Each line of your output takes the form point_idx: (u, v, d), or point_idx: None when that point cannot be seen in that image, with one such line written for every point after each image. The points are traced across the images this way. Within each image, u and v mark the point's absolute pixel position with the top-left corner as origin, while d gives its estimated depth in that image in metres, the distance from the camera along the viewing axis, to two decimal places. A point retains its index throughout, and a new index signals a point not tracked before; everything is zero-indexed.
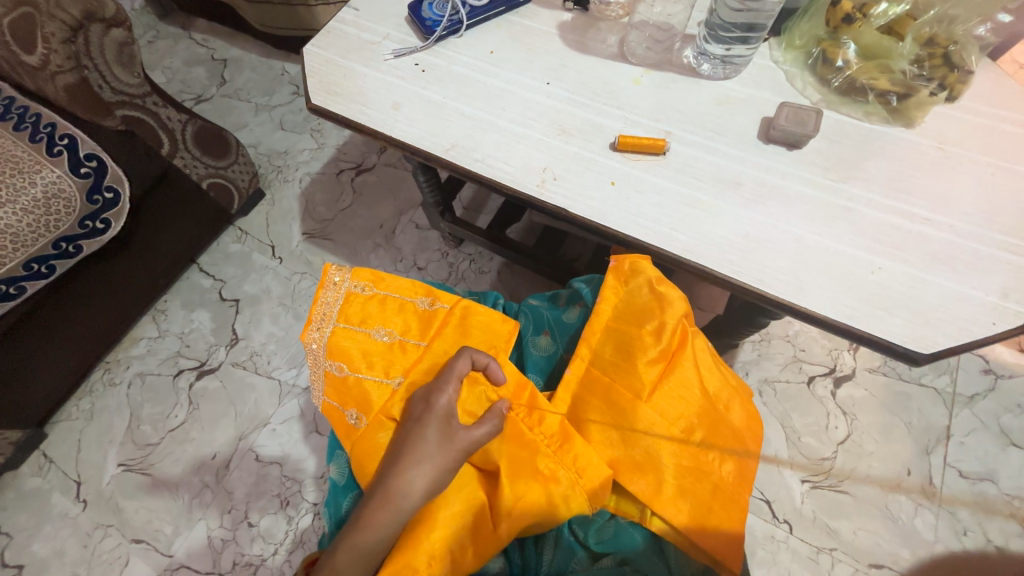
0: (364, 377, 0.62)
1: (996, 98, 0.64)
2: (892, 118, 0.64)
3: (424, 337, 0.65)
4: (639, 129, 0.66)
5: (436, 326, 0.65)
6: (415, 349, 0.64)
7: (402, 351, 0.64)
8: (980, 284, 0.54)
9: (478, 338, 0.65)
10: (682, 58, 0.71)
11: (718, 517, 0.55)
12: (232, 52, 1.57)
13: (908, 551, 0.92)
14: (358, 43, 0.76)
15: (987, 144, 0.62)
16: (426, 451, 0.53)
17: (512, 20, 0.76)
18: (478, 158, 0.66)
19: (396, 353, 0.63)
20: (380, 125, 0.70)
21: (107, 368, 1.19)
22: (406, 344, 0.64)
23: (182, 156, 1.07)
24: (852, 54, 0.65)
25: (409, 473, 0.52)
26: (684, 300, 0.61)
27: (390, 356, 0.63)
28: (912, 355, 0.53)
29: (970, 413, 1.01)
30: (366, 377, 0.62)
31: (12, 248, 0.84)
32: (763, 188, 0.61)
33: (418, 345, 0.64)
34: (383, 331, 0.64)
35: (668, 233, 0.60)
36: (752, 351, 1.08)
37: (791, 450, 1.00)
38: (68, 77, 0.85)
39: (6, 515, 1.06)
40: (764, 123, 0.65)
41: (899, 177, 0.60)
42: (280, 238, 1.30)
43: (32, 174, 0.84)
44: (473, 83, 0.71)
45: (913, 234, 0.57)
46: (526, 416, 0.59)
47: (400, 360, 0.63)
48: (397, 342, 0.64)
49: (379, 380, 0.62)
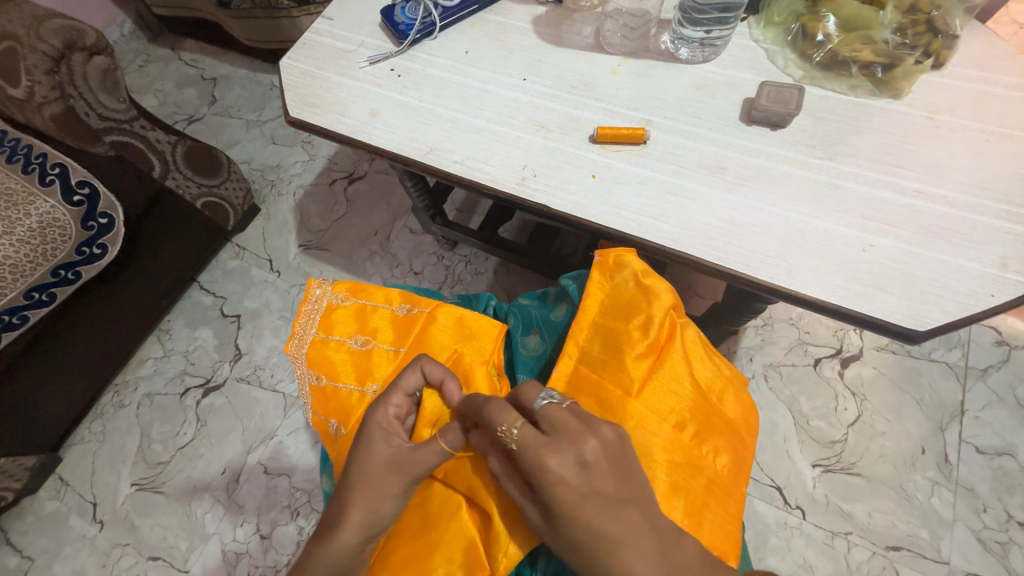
0: (342, 386, 0.63)
1: (986, 61, 0.62)
2: (878, 89, 0.62)
3: (401, 343, 0.65)
4: (618, 119, 0.65)
5: (414, 331, 0.65)
6: (392, 355, 0.64)
7: (379, 358, 0.64)
8: (977, 255, 0.53)
9: (457, 341, 0.63)
10: (660, 44, 0.69)
11: (715, 513, 0.53)
12: (221, 70, 1.58)
13: (927, 531, 0.90)
14: (333, 53, 0.76)
15: (978, 109, 0.60)
16: (367, 474, 0.52)
17: (486, 18, 0.75)
18: (457, 160, 0.66)
19: (372, 361, 0.63)
20: (359, 133, 0.69)
21: (116, 390, 1.21)
22: (383, 352, 0.64)
23: (174, 177, 1.08)
24: (833, 27, 0.64)
25: (355, 501, 0.51)
26: (672, 292, 0.60)
27: (367, 364, 0.63)
28: (908, 333, 0.51)
29: (984, 387, 0.98)
30: (344, 386, 0.63)
31: (12, 278, 0.85)
32: (747, 171, 0.60)
33: (396, 353, 0.64)
34: (360, 340, 0.65)
35: (651, 223, 0.59)
36: (756, 337, 1.06)
37: (800, 434, 0.98)
38: (54, 107, 0.86)
39: (28, 539, 1.08)
40: (746, 104, 0.64)
41: (888, 150, 0.59)
42: (277, 252, 1.31)
43: (27, 205, 0.86)
44: (449, 84, 0.71)
45: (904, 208, 0.56)
46: None
47: (376, 368, 0.63)
48: (373, 350, 0.64)
49: (357, 388, 0.63)
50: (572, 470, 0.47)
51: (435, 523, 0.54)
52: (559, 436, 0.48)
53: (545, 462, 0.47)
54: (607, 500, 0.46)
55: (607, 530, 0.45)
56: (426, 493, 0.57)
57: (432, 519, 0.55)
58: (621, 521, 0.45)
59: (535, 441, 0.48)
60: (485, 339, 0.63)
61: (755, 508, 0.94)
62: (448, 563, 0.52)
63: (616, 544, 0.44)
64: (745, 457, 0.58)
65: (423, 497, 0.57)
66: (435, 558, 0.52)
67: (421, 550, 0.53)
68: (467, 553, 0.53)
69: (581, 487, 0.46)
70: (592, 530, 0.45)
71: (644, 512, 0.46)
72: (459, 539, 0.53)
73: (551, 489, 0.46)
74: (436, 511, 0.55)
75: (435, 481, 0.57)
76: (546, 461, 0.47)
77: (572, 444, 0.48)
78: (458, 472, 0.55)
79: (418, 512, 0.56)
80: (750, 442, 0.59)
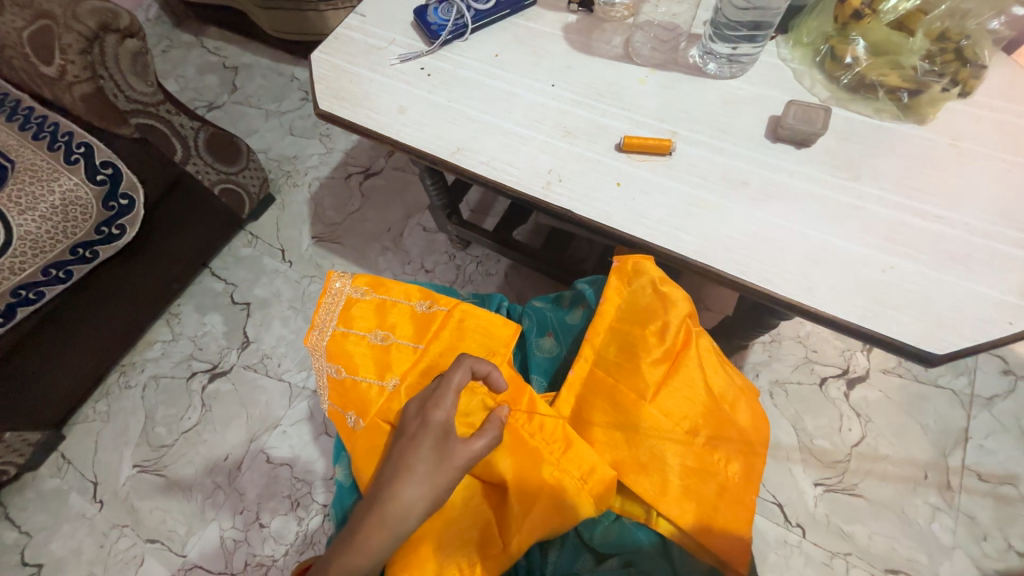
0: (360, 379, 0.63)
1: (1011, 92, 0.63)
2: (903, 114, 0.63)
3: (420, 340, 0.65)
4: (644, 130, 0.66)
5: (433, 328, 0.65)
6: (412, 350, 0.64)
7: (397, 353, 0.64)
8: (996, 283, 0.53)
9: (476, 342, 0.65)
10: (688, 58, 0.70)
11: (725, 519, 0.54)
12: (244, 59, 1.60)
13: (926, 556, 0.90)
14: (364, 49, 0.77)
15: (1002, 139, 0.60)
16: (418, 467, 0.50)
17: (517, 23, 0.76)
18: (483, 160, 0.67)
19: (392, 355, 0.64)
20: (387, 129, 0.70)
21: (123, 371, 1.21)
22: (401, 346, 0.65)
23: (195, 163, 1.09)
24: (861, 50, 0.65)
25: (402, 494, 0.49)
26: (688, 299, 0.60)
27: (386, 358, 0.64)
28: (925, 355, 0.51)
29: (989, 415, 0.99)
30: (363, 380, 0.63)
31: (32, 254, 0.86)
32: (771, 187, 0.60)
33: (415, 348, 0.65)
34: (379, 334, 0.65)
35: (674, 233, 0.59)
36: (763, 352, 1.07)
37: (803, 452, 0.99)
38: (85, 86, 0.88)
39: (26, 515, 1.09)
40: (771, 121, 0.65)
41: (911, 174, 0.59)
42: (290, 242, 1.32)
43: (51, 182, 0.87)
44: (478, 86, 0.72)
45: (925, 232, 0.56)
46: (526, 423, 0.58)
47: (395, 362, 0.64)
48: (392, 344, 0.65)
49: (376, 382, 0.63)
50: None
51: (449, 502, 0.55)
52: None
53: None
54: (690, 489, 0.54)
55: None
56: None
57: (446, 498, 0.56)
58: None
59: None
60: (500, 343, 0.65)
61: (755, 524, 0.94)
62: (461, 542, 0.53)
63: None
64: (758, 467, 0.58)
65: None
66: (451, 530, 0.54)
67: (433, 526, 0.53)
68: (482, 531, 0.54)
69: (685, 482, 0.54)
70: None
71: None
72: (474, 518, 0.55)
73: None
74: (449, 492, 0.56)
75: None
76: None
77: None
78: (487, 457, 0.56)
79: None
80: (764, 453, 0.58)
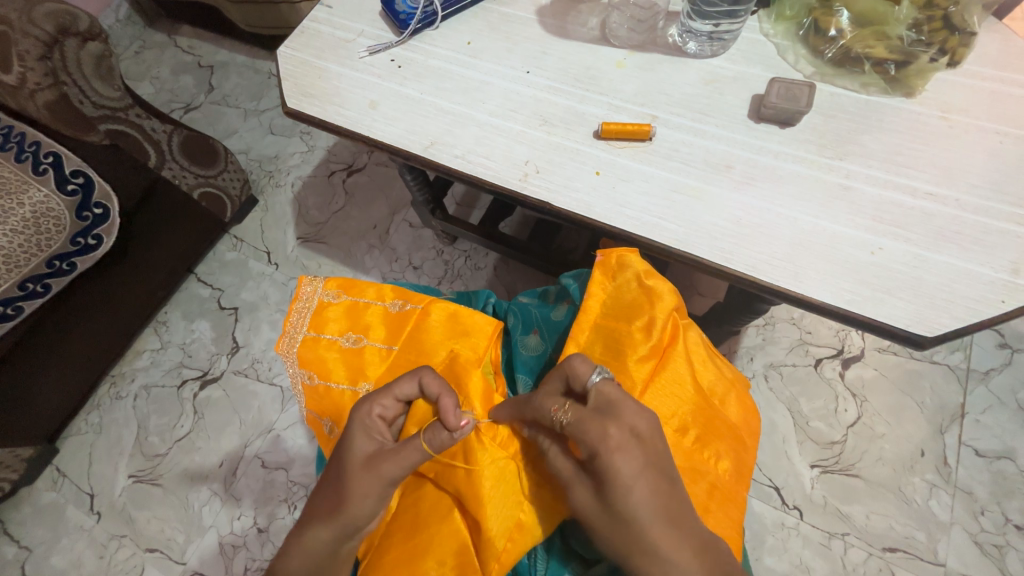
0: (334, 385, 0.62)
1: (1002, 59, 0.60)
2: (890, 87, 0.60)
3: (393, 341, 0.64)
4: (623, 115, 0.63)
5: (406, 329, 0.64)
6: (385, 352, 0.63)
7: (371, 356, 0.63)
8: (988, 260, 0.52)
9: (452, 338, 0.63)
10: (667, 37, 0.68)
11: (716, 518, 0.53)
12: (219, 57, 1.56)
13: (924, 533, 0.90)
14: (332, 42, 0.74)
15: (993, 109, 0.58)
16: (344, 474, 0.51)
17: (490, 8, 0.73)
18: (458, 154, 0.64)
19: (364, 359, 0.63)
20: (358, 126, 0.68)
21: (113, 382, 1.20)
22: (375, 348, 0.63)
23: (170, 167, 1.06)
24: (846, 22, 0.62)
25: (331, 503, 0.51)
26: (675, 293, 0.58)
27: (359, 362, 0.63)
28: (916, 339, 0.50)
29: (985, 390, 0.98)
30: (337, 385, 0.62)
31: (6, 269, 0.84)
32: (755, 170, 0.58)
33: (389, 350, 0.63)
34: (352, 337, 0.64)
35: (656, 222, 0.57)
36: (757, 336, 1.06)
37: (799, 435, 0.98)
38: (48, 94, 0.84)
39: (25, 529, 1.08)
40: (755, 101, 0.62)
41: (898, 150, 0.57)
42: (275, 245, 1.30)
43: (20, 195, 0.84)
44: (450, 76, 0.69)
45: (914, 210, 0.54)
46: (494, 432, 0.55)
47: (370, 366, 0.63)
48: (365, 347, 0.63)
49: (349, 387, 0.62)
50: (631, 452, 0.44)
51: (426, 525, 0.54)
52: (615, 411, 0.46)
53: (599, 431, 0.45)
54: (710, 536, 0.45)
55: (650, 509, 0.43)
56: (418, 493, 0.56)
57: (422, 520, 0.54)
58: (663, 503, 0.43)
59: (592, 413, 0.46)
60: (479, 336, 0.62)
61: (754, 509, 0.94)
62: (439, 565, 0.53)
63: (656, 527, 0.42)
64: (747, 461, 0.57)
65: (414, 498, 0.57)
66: (427, 559, 0.53)
67: (411, 552, 0.53)
68: (459, 557, 0.53)
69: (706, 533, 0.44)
70: (639, 510, 0.43)
71: (683, 503, 0.44)
72: (451, 542, 0.53)
73: (604, 459, 0.44)
74: (427, 513, 0.55)
75: (427, 482, 0.57)
76: (607, 430, 0.45)
77: (616, 433, 0.44)
78: (448, 474, 0.54)
79: (408, 513, 0.56)
80: (752, 446, 0.58)
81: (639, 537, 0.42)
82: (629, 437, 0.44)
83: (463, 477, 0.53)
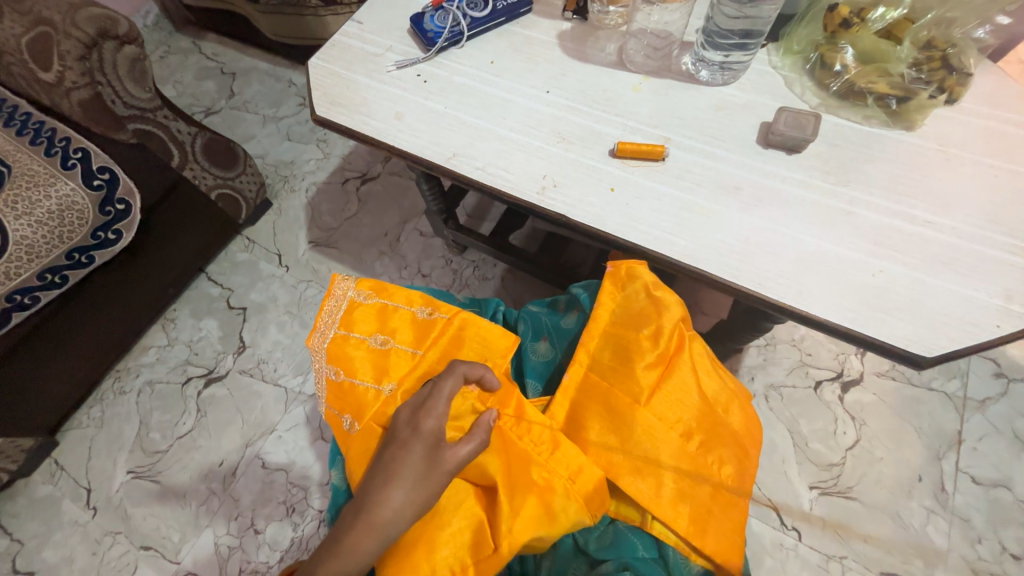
0: (358, 382, 0.63)
1: (997, 98, 0.64)
2: (892, 120, 0.64)
3: (419, 346, 0.65)
4: (638, 136, 0.66)
5: (433, 335, 0.65)
6: (411, 356, 0.64)
7: (397, 358, 0.64)
8: (984, 287, 0.54)
9: (475, 348, 0.65)
10: (681, 65, 0.71)
11: (717, 520, 0.55)
12: (242, 65, 1.61)
13: (921, 560, 0.90)
14: (361, 55, 0.77)
15: (988, 145, 0.61)
16: (410, 468, 0.51)
17: (513, 31, 0.77)
18: (478, 166, 0.67)
19: (390, 360, 0.64)
20: (383, 135, 0.71)
21: (118, 376, 1.20)
22: (400, 351, 0.65)
23: (192, 168, 1.09)
24: (850, 58, 0.66)
25: (391, 495, 0.50)
26: (682, 304, 0.60)
27: (384, 363, 0.64)
28: (912, 358, 0.52)
29: (982, 418, 0.99)
30: (361, 383, 0.63)
31: (27, 259, 0.87)
32: (762, 192, 0.61)
33: (413, 354, 0.65)
34: (379, 338, 0.65)
35: (667, 238, 0.60)
36: (758, 356, 1.07)
37: (799, 456, 0.99)
38: (83, 92, 0.88)
39: (18, 522, 1.08)
40: (763, 127, 0.65)
41: (899, 179, 0.60)
42: (287, 247, 1.32)
43: (47, 187, 0.87)
44: (474, 93, 0.72)
45: (914, 236, 0.57)
46: (515, 425, 0.58)
47: (394, 367, 0.64)
48: (391, 348, 0.65)
49: (373, 386, 0.63)
50: None
51: (442, 506, 0.54)
52: None
53: None
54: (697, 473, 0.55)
55: None
56: None
57: (439, 501, 0.55)
58: None
59: None
60: (501, 349, 0.65)
61: (752, 528, 0.94)
62: (456, 545, 0.52)
63: None
64: (749, 469, 0.59)
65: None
66: (443, 539, 0.52)
67: (427, 533, 0.52)
68: (475, 535, 0.53)
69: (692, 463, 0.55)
70: None
71: None
72: (468, 522, 0.53)
73: None
74: (442, 494, 0.55)
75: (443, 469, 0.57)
76: None
77: None
78: (467, 456, 0.56)
79: None
80: (754, 454, 0.59)
81: None
82: None
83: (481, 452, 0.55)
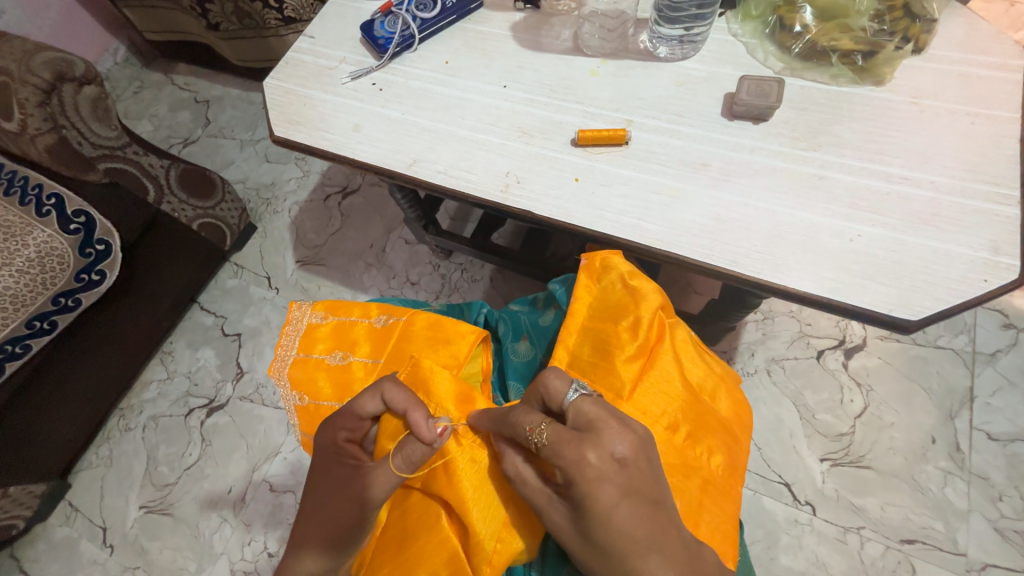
0: (323, 403, 0.63)
1: (969, 41, 0.61)
2: (860, 77, 0.61)
3: (379, 355, 0.64)
4: (599, 121, 0.65)
5: (391, 341, 0.64)
6: (371, 366, 0.64)
7: (358, 370, 0.64)
8: (968, 240, 0.52)
9: (433, 347, 0.62)
10: (638, 44, 0.69)
11: (710, 514, 0.52)
12: (215, 91, 1.60)
13: (942, 523, 0.88)
14: (316, 70, 0.76)
15: (963, 92, 0.59)
16: (326, 498, 0.53)
17: (465, 28, 0.76)
18: (440, 169, 0.66)
19: (351, 375, 0.63)
20: (343, 149, 0.70)
21: (122, 414, 1.22)
22: (358, 364, 0.64)
23: (170, 202, 1.09)
24: (810, 17, 0.64)
25: (309, 525, 0.53)
26: (660, 292, 0.58)
27: (346, 379, 0.63)
28: (899, 323, 0.50)
29: (993, 372, 0.97)
30: (326, 403, 0.63)
31: (13, 309, 0.87)
32: (731, 166, 0.59)
33: (374, 363, 0.64)
34: (338, 355, 0.65)
35: (635, 223, 0.58)
36: (757, 331, 1.05)
37: (806, 428, 0.97)
38: (48, 138, 0.86)
39: (39, 566, 1.09)
40: (727, 99, 0.63)
41: (872, 137, 0.58)
42: (274, 269, 1.32)
43: (24, 236, 0.86)
44: (430, 95, 0.71)
45: (892, 195, 0.55)
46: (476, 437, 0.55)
47: (356, 382, 0.63)
48: (349, 362, 0.64)
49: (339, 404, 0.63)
50: (614, 480, 0.43)
51: (416, 537, 0.53)
52: (593, 431, 0.45)
53: (576, 458, 0.43)
54: (623, 494, 0.42)
55: (633, 532, 0.42)
56: (405, 505, 0.56)
57: (411, 531, 0.54)
58: (645, 526, 0.42)
59: (569, 435, 0.45)
60: (460, 343, 0.62)
61: (765, 506, 0.93)
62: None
63: (636, 550, 0.42)
64: (740, 455, 0.57)
65: (402, 510, 0.56)
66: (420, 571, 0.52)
67: (403, 566, 0.52)
68: (450, 566, 0.52)
69: (613, 487, 0.42)
70: (621, 534, 0.42)
71: (672, 522, 0.43)
72: (440, 553, 0.52)
73: (584, 489, 0.43)
74: (415, 524, 0.54)
75: (414, 491, 0.56)
76: (585, 455, 0.43)
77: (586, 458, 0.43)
78: (433, 482, 0.54)
79: (396, 525, 0.55)
80: (743, 438, 0.58)
81: (624, 540, 0.42)
82: (613, 442, 0.44)
83: (445, 479, 0.53)
